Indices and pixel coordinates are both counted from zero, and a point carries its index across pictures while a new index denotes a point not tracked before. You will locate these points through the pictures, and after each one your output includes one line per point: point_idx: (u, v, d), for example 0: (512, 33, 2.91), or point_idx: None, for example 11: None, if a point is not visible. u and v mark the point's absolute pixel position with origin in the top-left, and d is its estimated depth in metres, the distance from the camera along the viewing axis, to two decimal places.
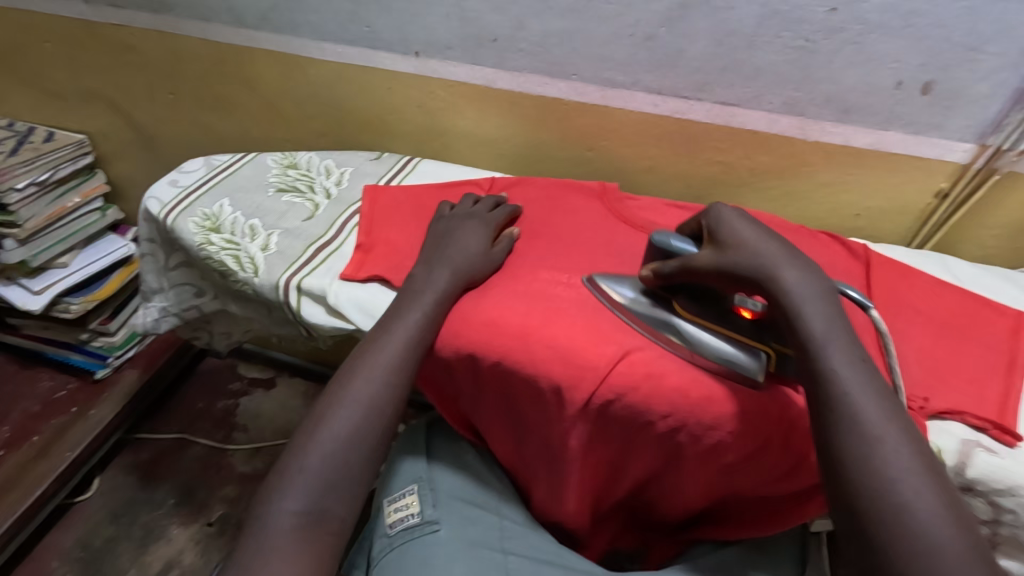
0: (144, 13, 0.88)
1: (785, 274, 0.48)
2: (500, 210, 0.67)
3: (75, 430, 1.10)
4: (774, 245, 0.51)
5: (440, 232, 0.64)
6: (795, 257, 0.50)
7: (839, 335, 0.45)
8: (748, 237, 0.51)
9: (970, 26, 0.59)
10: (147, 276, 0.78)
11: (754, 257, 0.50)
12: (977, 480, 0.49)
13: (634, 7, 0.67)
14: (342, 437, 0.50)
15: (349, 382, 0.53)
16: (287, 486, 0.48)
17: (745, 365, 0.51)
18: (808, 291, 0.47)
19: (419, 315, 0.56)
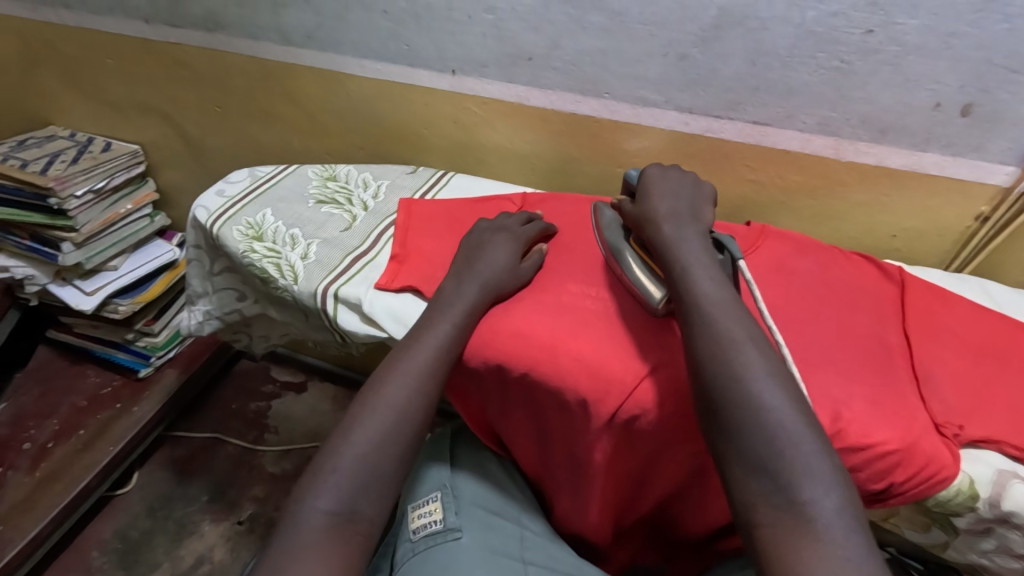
0: (198, 32, 0.93)
1: (665, 225, 0.58)
2: (533, 225, 0.67)
3: (119, 425, 1.15)
4: (670, 201, 0.60)
5: (473, 244, 0.65)
6: (685, 211, 0.59)
7: (708, 278, 0.53)
8: (650, 193, 0.61)
9: (1013, 48, 0.58)
10: (192, 280, 0.82)
11: (645, 210, 0.60)
12: (1013, 513, 0.48)
13: (667, 28, 0.68)
14: (375, 441, 0.52)
15: (382, 388, 0.55)
16: (321, 486, 0.49)
17: (648, 286, 0.58)
18: (682, 234, 0.57)
19: (449, 326, 0.57)
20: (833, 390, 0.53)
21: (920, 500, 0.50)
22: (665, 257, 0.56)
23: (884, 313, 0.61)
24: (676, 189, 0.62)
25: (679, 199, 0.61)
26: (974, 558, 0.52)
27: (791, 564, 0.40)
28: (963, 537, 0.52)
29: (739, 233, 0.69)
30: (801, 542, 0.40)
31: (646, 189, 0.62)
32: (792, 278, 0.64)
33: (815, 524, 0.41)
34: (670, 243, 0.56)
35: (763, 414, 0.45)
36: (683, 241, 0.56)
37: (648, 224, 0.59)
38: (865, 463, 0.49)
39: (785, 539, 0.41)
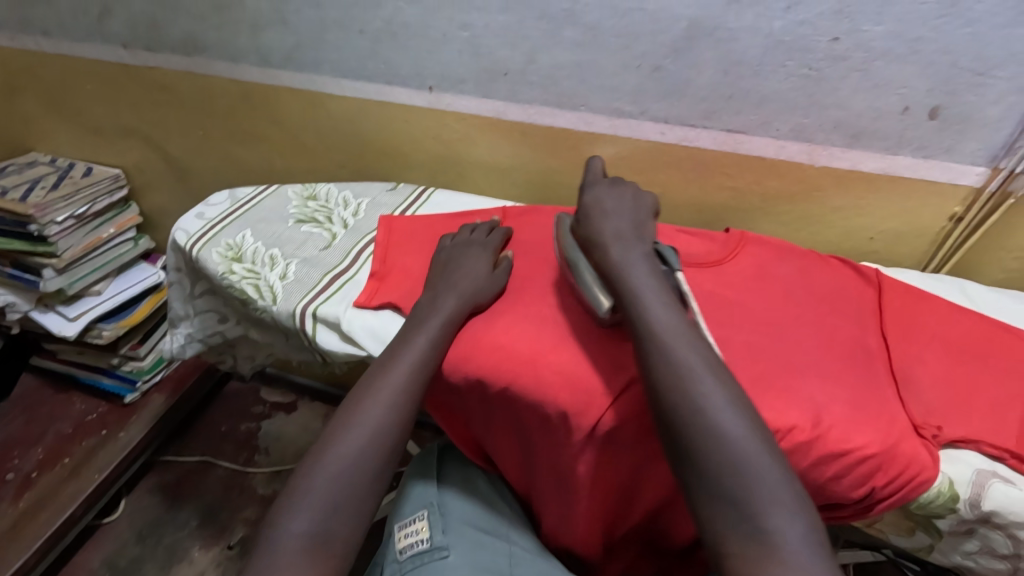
0: (177, 56, 0.93)
1: (612, 249, 0.58)
2: (495, 234, 0.69)
3: (105, 452, 1.14)
4: (615, 221, 0.61)
5: (444, 261, 0.66)
6: (629, 231, 0.60)
7: (653, 290, 0.54)
8: (595, 215, 0.62)
9: (977, 52, 0.59)
10: (174, 303, 0.81)
11: (591, 232, 0.60)
12: (994, 513, 0.48)
13: (639, 40, 0.69)
14: (350, 459, 0.51)
15: (357, 407, 0.54)
16: (295, 508, 0.49)
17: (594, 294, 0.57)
18: (627, 256, 0.57)
19: (425, 338, 0.57)
20: (814, 395, 0.53)
21: (903, 503, 0.50)
22: (616, 280, 0.56)
23: (862, 316, 0.62)
24: (619, 208, 0.63)
25: (623, 219, 0.61)
26: (959, 559, 0.52)
27: None
28: (947, 539, 0.52)
29: (719, 241, 0.69)
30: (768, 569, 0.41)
31: (591, 212, 0.62)
32: (771, 284, 0.64)
33: (781, 551, 0.41)
34: (617, 269, 0.56)
35: (714, 430, 0.46)
36: (630, 263, 0.56)
37: (596, 247, 0.59)
38: (846, 468, 0.49)
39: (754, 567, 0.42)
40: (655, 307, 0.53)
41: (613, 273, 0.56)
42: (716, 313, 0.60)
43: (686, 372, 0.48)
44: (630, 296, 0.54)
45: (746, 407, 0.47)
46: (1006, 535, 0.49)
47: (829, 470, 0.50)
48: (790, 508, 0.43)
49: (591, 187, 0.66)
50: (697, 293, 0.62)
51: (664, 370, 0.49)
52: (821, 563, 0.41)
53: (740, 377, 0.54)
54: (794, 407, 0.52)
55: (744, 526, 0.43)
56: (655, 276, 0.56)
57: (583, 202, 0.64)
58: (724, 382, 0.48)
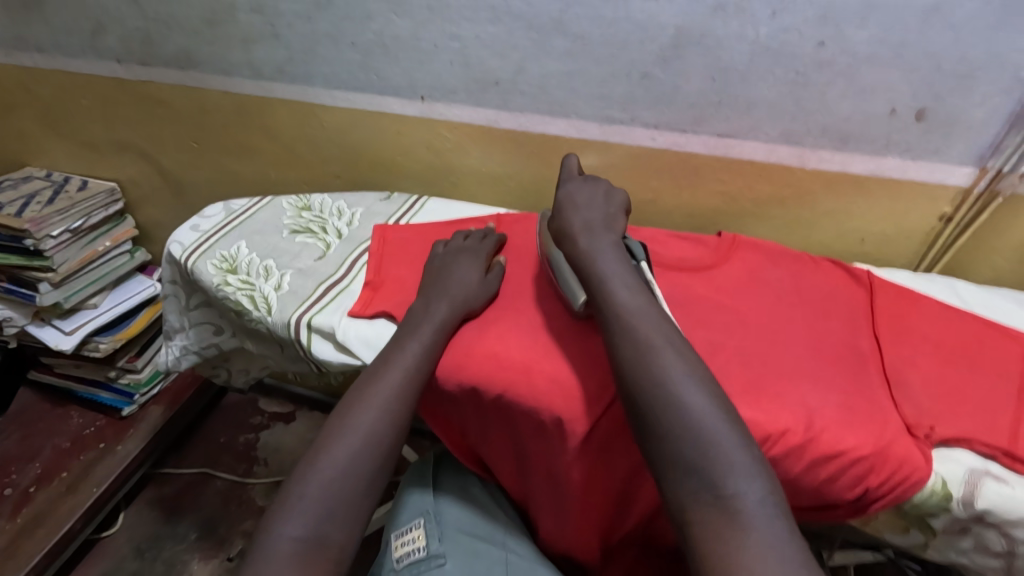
0: (171, 70, 0.94)
1: (580, 239, 0.60)
2: (488, 240, 0.70)
3: (103, 466, 1.13)
4: (584, 214, 0.63)
5: (437, 267, 0.66)
6: (598, 220, 0.62)
7: (621, 277, 0.56)
8: (567, 209, 0.64)
9: (960, 55, 0.60)
10: (169, 316, 0.81)
11: (562, 224, 0.62)
12: (988, 511, 0.48)
13: (628, 49, 0.69)
14: (343, 465, 0.51)
15: (351, 412, 0.54)
16: (287, 513, 0.49)
17: (572, 288, 0.58)
18: (596, 245, 0.59)
19: (418, 346, 0.57)
20: (807, 399, 0.53)
21: (897, 504, 0.50)
22: (585, 267, 0.58)
23: (854, 319, 0.62)
24: (590, 200, 0.65)
25: (593, 211, 0.64)
26: (954, 557, 0.52)
27: (719, 554, 0.42)
28: (941, 537, 0.52)
29: (712, 245, 0.70)
30: (729, 534, 0.42)
31: (562, 203, 0.65)
32: (764, 289, 0.64)
33: (741, 516, 0.43)
34: (587, 258, 0.58)
35: (676, 402, 0.48)
36: (598, 250, 0.58)
37: (565, 237, 0.61)
38: (841, 470, 0.50)
39: (714, 533, 0.43)
40: (624, 291, 0.55)
41: (583, 261, 0.58)
42: (709, 319, 0.60)
43: (650, 351, 0.50)
44: (597, 282, 0.56)
45: (708, 383, 0.49)
46: (1001, 534, 0.49)
47: (823, 472, 0.50)
48: (749, 474, 0.44)
49: (565, 184, 0.68)
50: (689, 299, 0.62)
51: (630, 349, 0.51)
52: (779, 527, 0.42)
53: (733, 382, 0.54)
54: (788, 410, 0.52)
55: (702, 489, 0.45)
56: (623, 263, 0.58)
57: (556, 198, 0.66)
58: (686, 360, 0.50)
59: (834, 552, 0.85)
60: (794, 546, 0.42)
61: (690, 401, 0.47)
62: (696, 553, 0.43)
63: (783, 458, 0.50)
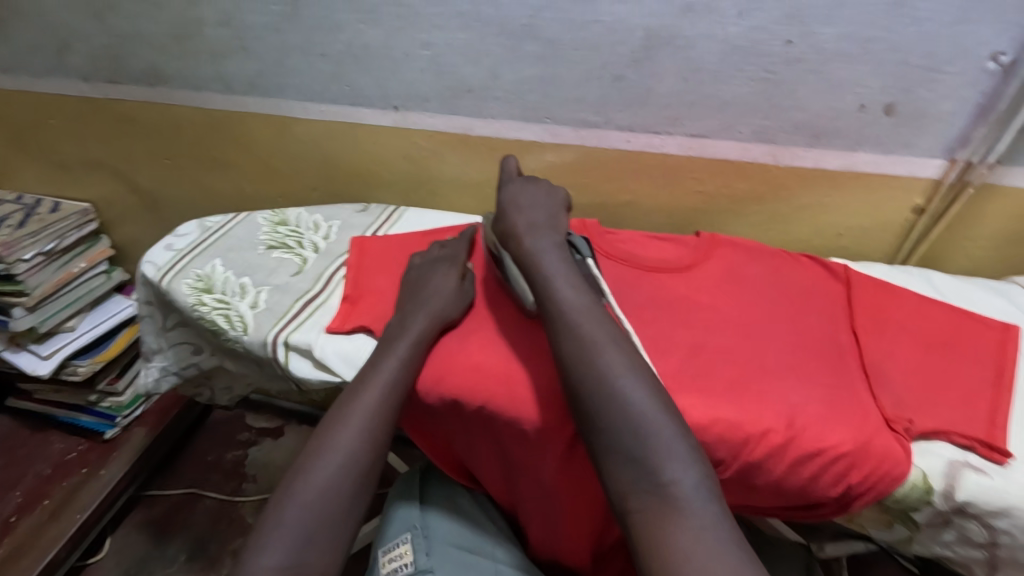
0: (140, 87, 0.92)
1: (525, 239, 0.60)
2: (461, 243, 0.70)
3: (86, 491, 1.11)
4: (528, 214, 0.63)
5: (414, 279, 0.65)
6: (541, 217, 0.63)
7: (564, 275, 0.56)
8: (510, 210, 0.64)
9: (926, 49, 0.60)
10: (146, 338, 0.79)
11: (506, 226, 0.63)
12: (968, 502, 0.48)
13: (599, 52, 0.69)
14: (322, 488, 0.51)
15: (329, 433, 0.54)
16: (266, 542, 0.48)
17: (520, 290, 0.60)
18: (540, 245, 0.59)
19: (394, 364, 0.56)
20: (788, 396, 0.53)
21: (879, 500, 0.50)
22: (530, 267, 0.58)
23: (834, 313, 0.62)
24: (532, 200, 0.65)
25: (535, 210, 0.64)
26: (939, 550, 0.52)
27: (658, 539, 0.44)
28: (925, 530, 0.51)
29: (691, 245, 0.70)
30: (667, 519, 0.44)
31: (504, 205, 0.65)
32: (744, 287, 0.64)
33: (677, 501, 0.44)
34: (532, 258, 0.58)
35: (615, 391, 0.48)
36: (543, 252, 0.58)
37: (512, 238, 0.61)
38: (822, 469, 0.50)
39: (655, 520, 0.44)
40: (565, 288, 0.55)
41: (528, 260, 0.58)
42: (690, 319, 0.60)
43: (592, 346, 0.50)
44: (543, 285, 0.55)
45: (647, 373, 0.50)
46: (982, 525, 0.49)
47: (805, 471, 0.50)
48: (685, 459, 0.46)
49: (507, 185, 0.68)
50: (667, 300, 0.63)
51: (574, 346, 0.51)
52: (711, 508, 0.44)
53: (714, 382, 0.54)
54: (768, 408, 0.52)
55: (640, 473, 0.46)
56: (566, 261, 0.58)
57: (500, 201, 0.66)
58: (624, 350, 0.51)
59: (825, 543, 0.82)
60: (725, 525, 0.43)
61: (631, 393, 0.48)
62: (637, 540, 0.45)
63: (764, 459, 0.50)
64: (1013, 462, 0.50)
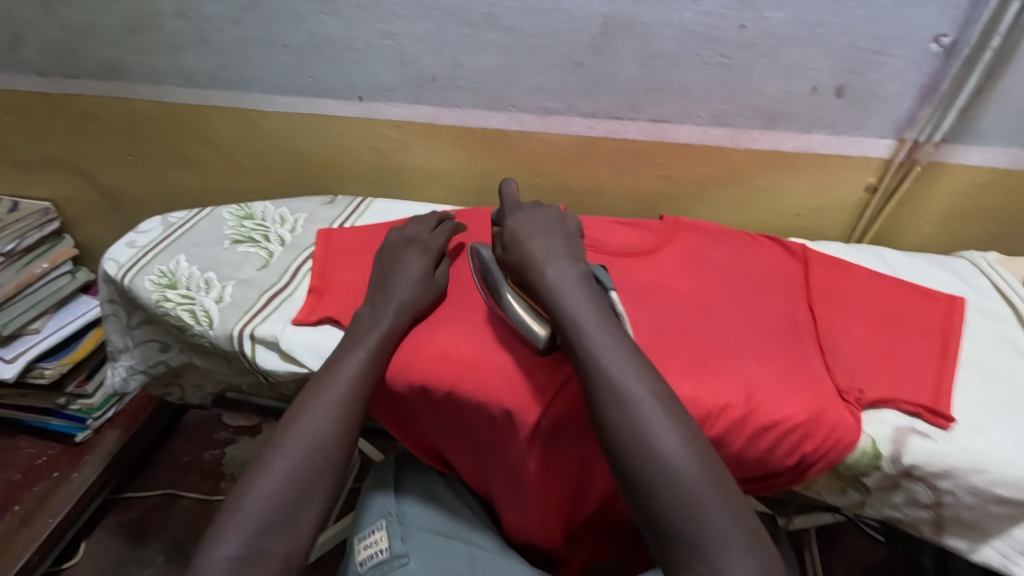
0: (97, 82, 0.90)
1: (546, 270, 0.56)
2: (443, 228, 0.70)
3: (58, 496, 1.09)
4: (543, 242, 0.60)
5: (386, 261, 0.66)
6: (558, 247, 0.60)
7: (594, 318, 0.52)
8: (522, 238, 0.61)
9: (872, 32, 0.62)
10: (111, 337, 0.78)
11: (521, 254, 0.59)
12: (914, 466, 0.51)
13: (559, 39, 0.70)
14: (283, 478, 0.50)
15: (294, 424, 0.53)
16: (224, 532, 0.47)
17: (532, 326, 0.56)
18: (562, 278, 0.55)
19: (363, 355, 0.57)
20: (747, 372, 0.55)
21: (834, 466, 0.52)
22: (550, 303, 0.54)
23: (792, 291, 0.64)
24: (545, 226, 0.62)
25: (550, 237, 0.61)
26: (889, 513, 0.54)
27: None
28: (875, 494, 0.54)
29: (654, 229, 0.71)
30: None
31: (514, 233, 0.61)
32: (706, 269, 0.66)
33: None
34: (554, 292, 0.54)
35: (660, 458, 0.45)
36: (566, 285, 0.55)
37: (529, 269, 0.57)
38: (778, 439, 0.52)
39: None
40: (604, 335, 0.51)
41: (550, 296, 0.54)
42: (653, 300, 0.62)
43: (632, 406, 0.47)
44: (558, 310, 0.53)
45: (695, 439, 0.46)
46: (927, 486, 0.51)
47: (763, 442, 0.52)
48: (740, 548, 0.41)
49: (513, 212, 0.65)
50: (631, 282, 0.64)
51: (610, 403, 0.47)
52: None
53: (676, 359, 0.56)
54: (727, 383, 0.54)
55: (692, 557, 0.42)
56: (599, 302, 0.54)
57: (506, 226, 0.63)
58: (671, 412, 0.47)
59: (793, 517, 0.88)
60: None
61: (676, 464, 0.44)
62: None
63: (724, 432, 0.52)
64: (957, 427, 0.52)
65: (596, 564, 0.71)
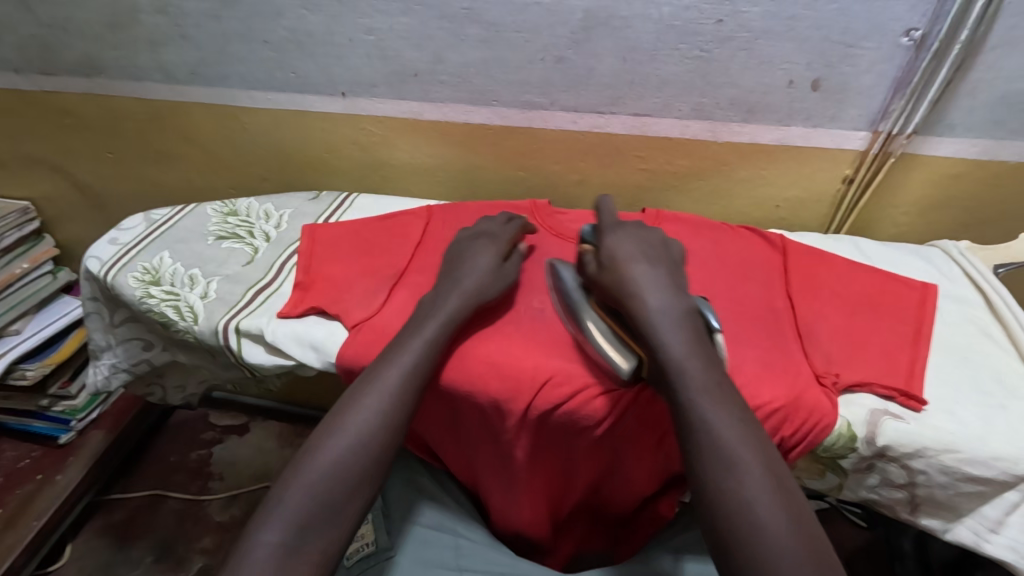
0: (76, 78, 0.90)
1: (648, 299, 0.53)
2: (512, 225, 0.68)
3: (42, 498, 1.08)
4: (645, 267, 0.57)
5: (453, 253, 0.65)
6: (663, 278, 0.56)
7: (699, 358, 0.50)
8: (622, 259, 0.57)
9: (845, 25, 0.63)
10: (94, 335, 0.77)
11: (619, 278, 0.55)
12: (888, 446, 0.52)
13: (541, 34, 0.70)
14: (327, 472, 0.49)
15: (347, 413, 0.52)
16: (268, 519, 0.47)
17: (619, 353, 0.52)
18: (666, 310, 0.53)
19: (420, 344, 0.54)
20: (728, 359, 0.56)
21: (812, 449, 0.53)
22: (649, 335, 0.51)
23: (771, 280, 0.65)
24: (649, 254, 0.58)
25: (655, 266, 0.57)
26: (865, 494, 0.56)
27: None
28: (852, 476, 0.55)
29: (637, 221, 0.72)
30: None
31: (615, 254, 0.58)
32: (687, 260, 0.67)
33: None
34: (653, 324, 0.52)
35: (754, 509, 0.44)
36: (667, 317, 0.52)
37: (627, 295, 0.54)
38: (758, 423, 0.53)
39: None
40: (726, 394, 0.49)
41: (650, 328, 0.52)
42: None
43: (733, 473, 0.45)
44: (655, 343, 0.51)
45: (801, 524, 0.43)
46: (900, 467, 0.53)
47: None
48: None
49: (612, 230, 0.62)
50: None
51: (713, 462, 0.46)
52: None
53: None
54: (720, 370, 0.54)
55: None
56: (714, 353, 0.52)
57: (605, 243, 0.60)
58: (782, 493, 0.44)
59: None
60: None
61: (773, 544, 0.42)
62: None
63: None
64: (929, 408, 0.54)
65: (586, 555, 0.72)
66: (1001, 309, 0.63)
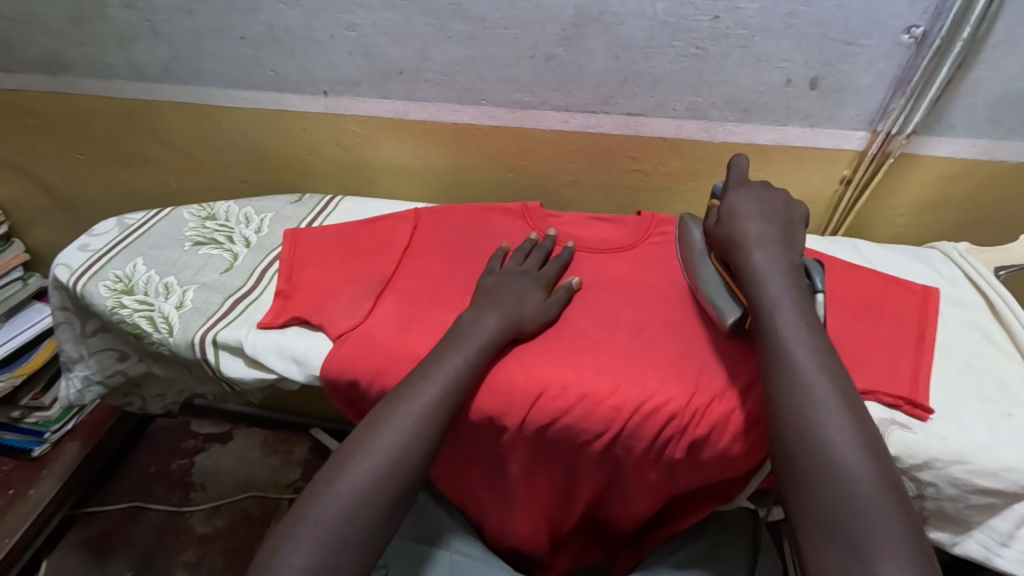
0: (41, 76, 0.85)
1: (755, 253, 0.54)
2: (550, 264, 0.63)
3: (13, 514, 1.04)
4: (760, 225, 0.56)
5: (490, 286, 0.60)
6: (776, 234, 0.55)
7: (793, 308, 0.50)
8: (739, 214, 0.57)
9: (844, 22, 0.62)
10: (65, 346, 0.74)
11: (731, 231, 0.56)
12: (897, 457, 0.50)
13: (529, 31, 0.68)
14: (362, 491, 0.46)
15: (378, 427, 0.49)
16: (297, 538, 0.44)
17: (724, 305, 0.54)
18: (773, 265, 0.53)
19: (460, 362, 0.52)
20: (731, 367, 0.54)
21: None
22: (752, 289, 0.52)
23: None
24: (767, 212, 0.57)
25: (770, 223, 0.56)
26: None
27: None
28: None
29: (632, 223, 0.69)
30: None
31: (731, 212, 0.58)
32: None
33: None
34: (756, 275, 0.52)
35: (832, 459, 0.43)
36: (771, 271, 0.52)
37: (738, 250, 0.55)
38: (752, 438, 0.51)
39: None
40: (822, 395, 0.45)
41: (752, 281, 0.52)
42: (635, 298, 0.60)
43: (821, 439, 0.44)
44: (757, 291, 0.52)
45: (884, 477, 0.42)
46: (909, 479, 0.51)
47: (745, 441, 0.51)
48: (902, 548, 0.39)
49: (737, 186, 0.61)
50: (612, 280, 0.63)
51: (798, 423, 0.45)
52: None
53: (657, 358, 0.54)
54: (736, 368, 0.53)
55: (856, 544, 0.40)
56: (823, 347, 0.48)
57: (725, 199, 0.60)
58: (888, 494, 0.41)
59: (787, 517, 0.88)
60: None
61: (859, 501, 0.41)
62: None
63: (708, 432, 0.51)
64: (934, 417, 0.52)
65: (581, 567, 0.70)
66: (1003, 312, 0.62)
